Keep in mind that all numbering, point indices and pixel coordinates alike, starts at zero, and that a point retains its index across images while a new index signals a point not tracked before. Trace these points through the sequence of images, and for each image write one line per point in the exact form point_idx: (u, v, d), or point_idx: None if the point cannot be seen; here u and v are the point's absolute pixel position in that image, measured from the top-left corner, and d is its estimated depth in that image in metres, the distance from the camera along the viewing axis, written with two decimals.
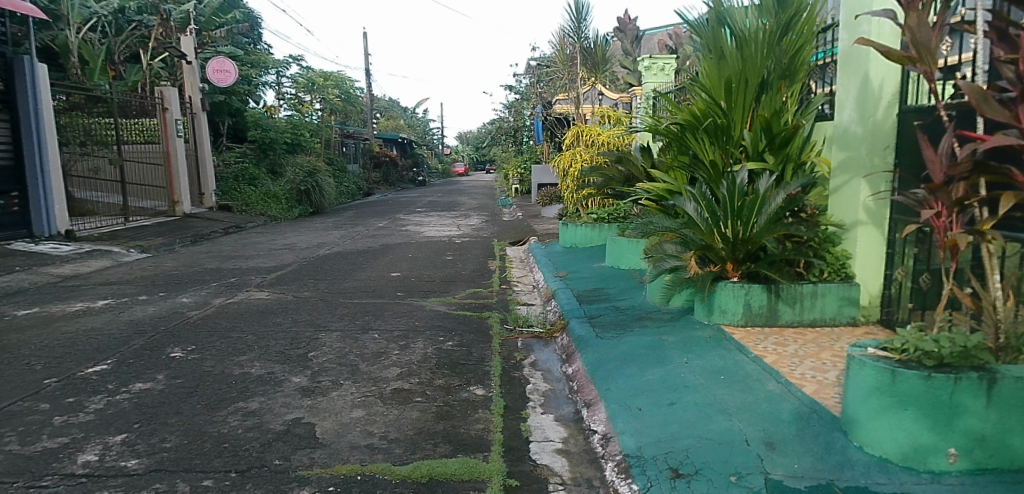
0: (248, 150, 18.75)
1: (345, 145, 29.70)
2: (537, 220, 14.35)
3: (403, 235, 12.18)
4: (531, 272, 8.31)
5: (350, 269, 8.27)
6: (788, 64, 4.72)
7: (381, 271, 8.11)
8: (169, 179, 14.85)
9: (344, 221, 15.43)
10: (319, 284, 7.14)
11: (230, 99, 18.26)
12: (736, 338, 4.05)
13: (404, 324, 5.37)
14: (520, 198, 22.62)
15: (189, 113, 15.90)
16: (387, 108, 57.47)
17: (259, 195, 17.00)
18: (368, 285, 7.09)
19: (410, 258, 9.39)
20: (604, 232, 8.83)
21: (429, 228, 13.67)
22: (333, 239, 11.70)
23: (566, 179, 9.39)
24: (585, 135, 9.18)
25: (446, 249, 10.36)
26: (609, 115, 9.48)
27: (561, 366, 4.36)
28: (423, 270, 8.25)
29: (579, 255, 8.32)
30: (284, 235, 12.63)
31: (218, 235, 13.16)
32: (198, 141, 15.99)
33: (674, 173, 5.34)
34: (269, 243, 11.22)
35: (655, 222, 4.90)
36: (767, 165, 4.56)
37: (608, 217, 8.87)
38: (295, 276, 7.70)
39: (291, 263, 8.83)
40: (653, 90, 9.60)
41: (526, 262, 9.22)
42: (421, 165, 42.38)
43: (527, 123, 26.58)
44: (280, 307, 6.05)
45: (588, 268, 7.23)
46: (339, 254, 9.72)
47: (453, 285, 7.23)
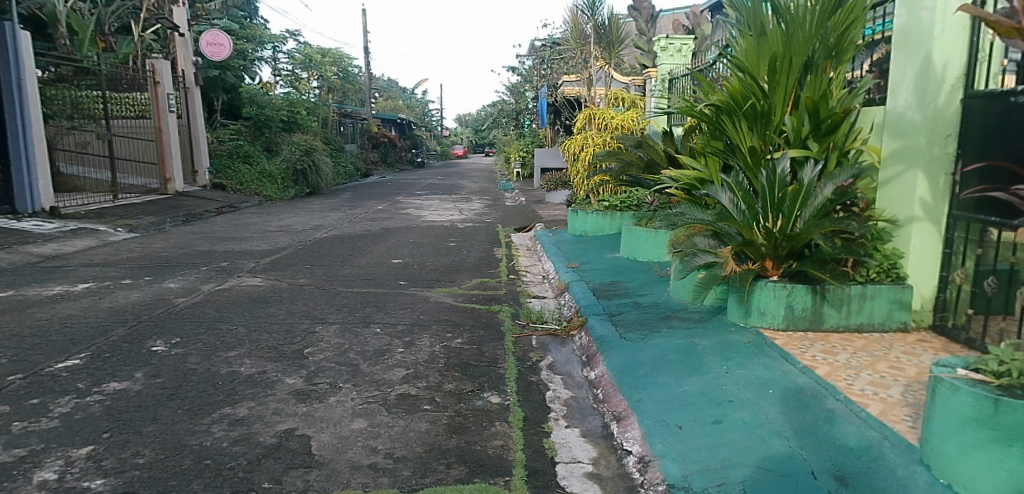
0: (243, 127, 18.20)
1: (343, 124, 29.10)
2: (541, 206, 13.92)
3: (403, 219, 11.74)
4: (539, 261, 7.90)
5: (348, 254, 7.85)
6: (836, 42, 4.26)
7: (381, 257, 7.68)
8: (160, 155, 14.30)
9: (342, 203, 14.97)
10: (315, 270, 6.72)
11: (224, 75, 17.76)
12: (778, 344, 3.67)
13: (408, 317, 4.97)
14: (521, 182, 22.16)
15: (182, 88, 15.32)
16: (386, 88, 56.61)
17: (254, 174, 16.52)
18: (368, 273, 6.68)
19: (411, 244, 8.96)
20: (617, 221, 8.43)
21: (429, 212, 13.23)
22: (331, 221, 11.25)
23: (576, 164, 8.94)
24: (597, 117, 8.72)
25: (448, 235, 9.93)
26: (623, 98, 9.00)
27: (582, 369, 3.96)
28: (425, 256, 7.83)
29: (590, 244, 7.92)
30: (280, 216, 12.18)
31: (211, 214, 12.70)
32: (192, 116, 15.46)
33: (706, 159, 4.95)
34: (264, 225, 10.78)
35: (685, 212, 4.51)
36: (812, 153, 4.16)
37: (620, 205, 8.47)
38: (290, 260, 7.28)
39: (286, 247, 8.40)
40: (669, 72, 9.12)
41: (533, 250, 8.82)
42: (420, 147, 41.73)
43: (530, 106, 26.06)
44: (274, 295, 5.64)
45: (602, 259, 6.83)
46: (336, 238, 9.29)
47: (458, 274, 6.83)
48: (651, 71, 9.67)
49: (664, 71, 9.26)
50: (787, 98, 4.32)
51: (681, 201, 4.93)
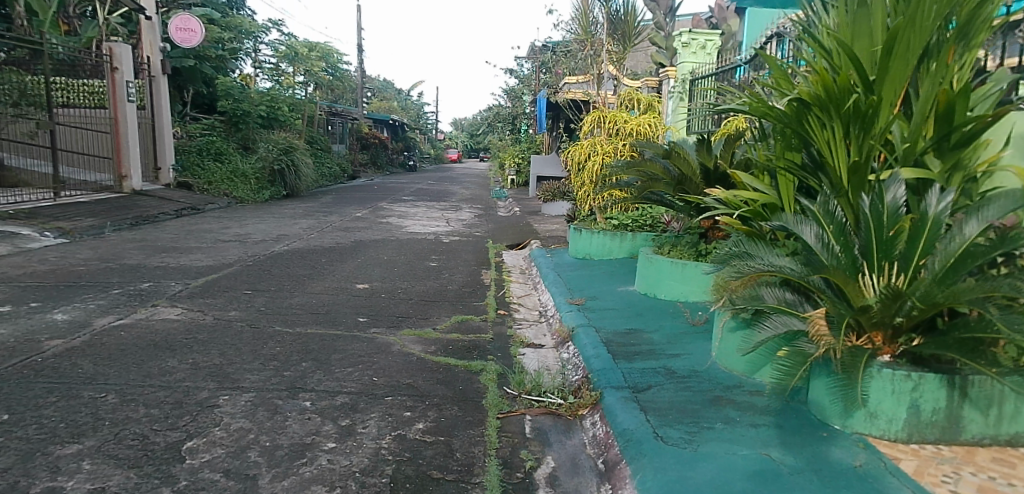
0: (217, 121, 16.82)
1: (331, 123, 27.82)
2: (537, 218, 12.61)
3: (381, 230, 10.39)
4: (535, 289, 6.60)
5: (304, 276, 6.50)
6: (968, 21, 2.95)
7: (342, 281, 6.33)
8: (116, 149, 12.82)
9: (319, 208, 13.63)
10: (255, 299, 5.37)
11: (200, 65, 16.45)
12: (907, 472, 2.36)
13: (357, 379, 3.63)
14: (516, 190, 20.88)
15: (146, 76, 13.86)
16: (381, 89, 55.33)
17: (225, 173, 15.14)
18: (321, 305, 5.33)
19: (385, 262, 7.62)
20: (627, 242, 7.16)
21: (413, 221, 11.89)
22: (299, 229, 9.91)
23: (581, 174, 7.64)
24: (608, 121, 7.44)
25: (430, 252, 8.59)
26: (638, 99, 7.67)
27: (599, 488, 2.64)
28: (397, 281, 6.49)
29: (595, 271, 6.64)
30: (243, 221, 10.81)
31: (167, 217, 11.32)
32: (156, 108, 14.02)
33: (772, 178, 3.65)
34: (219, 232, 9.42)
35: (747, 252, 3.21)
36: (936, 178, 2.88)
37: (632, 224, 7.23)
38: (229, 283, 5.93)
39: (234, 262, 7.04)
40: (692, 71, 7.85)
41: (528, 274, 7.51)
42: (412, 149, 40.44)
43: (528, 110, 24.92)
44: (186, 337, 4.29)
45: (613, 295, 5.56)
46: (298, 253, 7.94)
47: (435, 308, 5.49)
48: (668, 69, 8.37)
49: (686, 71, 8.04)
50: (897, 96, 3.02)
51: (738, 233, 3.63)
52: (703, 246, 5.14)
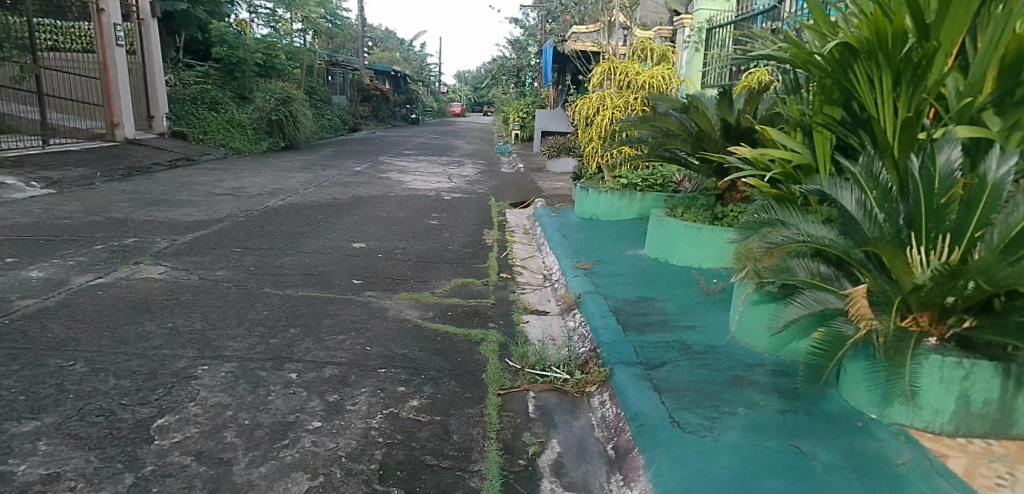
0: (212, 69, 16.24)
1: (331, 74, 27.06)
2: (541, 175, 12.23)
3: (380, 185, 10.04)
4: (539, 251, 6.30)
5: (298, 233, 6.21)
6: None
7: (338, 239, 6.03)
8: (106, 95, 12.31)
9: (317, 161, 13.23)
10: (244, 258, 5.09)
11: (193, 9, 15.80)
12: (955, 471, 2.11)
13: (348, 348, 3.38)
14: (520, 146, 20.38)
15: (135, 19, 13.27)
16: (383, 39, 53.89)
17: (221, 122, 14.68)
18: (314, 265, 5.05)
19: (383, 219, 7.31)
20: (636, 203, 6.83)
21: (414, 177, 11.52)
22: (295, 183, 9.56)
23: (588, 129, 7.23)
24: (619, 72, 6.97)
25: (430, 209, 8.27)
26: (651, 49, 7.20)
27: (608, 477, 2.40)
28: (395, 240, 6.20)
29: (603, 233, 6.33)
30: (238, 174, 10.45)
31: (160, 168, 10.95)
32: (147, 52, 13.44)
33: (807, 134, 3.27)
34: (213, 185, 9.08)
35: (777, 218, 2.88)
36: (997, 137, 2.51)
37: (642, 183, 6.89)
38: (218, 240, 5.64)
39: (225, 218, 6.73)
40: (710, 19, 7.35)
41: (531, 234, 7.21)
42: (415, 102, 39.59)
43: (533, 62, 24.15)
44: (168, 299, 4.02)
45: (622, 259, 5.26)
46: (293, 208, 7.63)
47: (434, 271, 5.20)
48: (682, 16, 7.87)
49: (702, 19, 7.56)
50: (955, 41, 2.60)
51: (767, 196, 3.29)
52: (719, 208, 4.81)
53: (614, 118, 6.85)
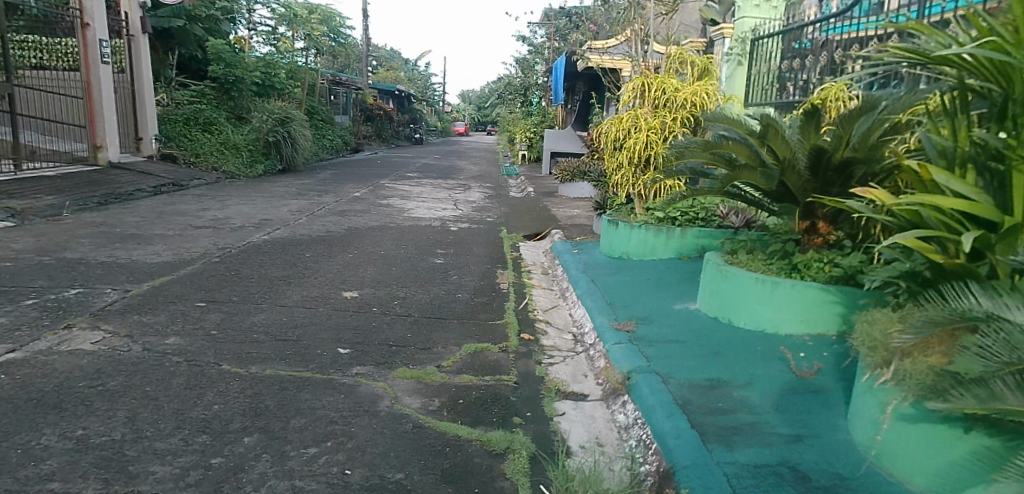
0: (207, 87, 15.43)
1: (332, 93, 26.31)
2: (555, 201, 11.28)
3: (379, 214, 9.11)
4: (563, 298, 5.33)
5: (281, 278, 5.23)
6: None
7: (325, 286, 5.08)
8: (89, 115, 11.31)
9: (314, 185, 12.33)
10: (207, 317, 4.13)
11: (191, 26, 15.11)
12: None
13: (324, 474, 2.40)
14: (528, 167, 19.48)
15: (125, 35, 12.35)
16: (387, 58, 53.45)
17: (214, 143, 13.69)
18: (292, 326, 4.09)
19: (382, 257, 6.36)
20: (675, 238, 5.86)
21: (417, 203, 10.59)
22: (286, 213, 8.62)
23: (617, 154, 6.27)
24: (654, 88, 6.03)
25: (435, 243, 7.32)
26: (691, 60, 6.26)
27: None
28: (395, 286, 5.23)
29: (639, 278, 5.36)
30: (225, 201, 9.52)
31: (142, 195, 9.99)
32: (137, 70, 12.50)
33: (978, 169, 2.30)
34: (194, 214, 8.17)
35: (986, 313, 1.95)
36: None
37: (680, 216, 5.93)
38: (181, 290, 4.68)
39: (198, 258, 5.77)
40: (756, 30, 6.59)
41: (552, 275, 6.25)
42: (418, 121, 38.91)
43: (541, 80, 23.41)
44: (92, 385, 3.03)
45: (669, 316, 4.29)
46: (279, 243, 6.67)
47: (441, 332, 4.22)
48: (721, 25, 7.05)
49: (745, 28, 6.72)
50: None
51: (931, 262, 2.33)
52: (798, 257, 3.87)
53: (649, 141, 5.96)
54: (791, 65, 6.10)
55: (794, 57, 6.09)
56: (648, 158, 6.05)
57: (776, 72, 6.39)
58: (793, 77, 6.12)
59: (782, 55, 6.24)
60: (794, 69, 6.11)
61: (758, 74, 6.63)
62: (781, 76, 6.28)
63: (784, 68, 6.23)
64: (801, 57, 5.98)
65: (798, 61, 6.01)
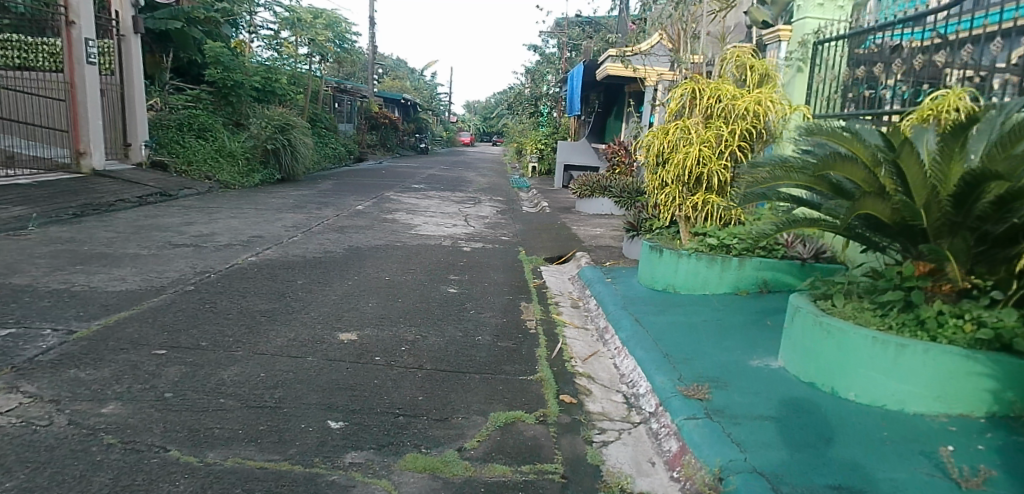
0: (204, 92, 14.62)
1: (336, 100, 25.59)
2: (574, 218, 10.39)
3: (383, 231, 8.24)
4: (603, 343, 4.44)
5: (263, 314, 4.33)
6: None
7: (317, 325, 4.20)
8: (72, 119, 10.44)
9: (313, 196, 11.47)
10: (163, 373, 3.24)
11: (189, 29, 14.45)
12: None
13: None
14: (538, 180, 18.65)
15: (115, 35, 11.57)
16: (393, 68, 52.92)
17: (210, 151, 12.86)
18: (270, 386, 3.20)
19: (386, 286, 5.48)
20: (731, 270, 4.99)
21: (424, 219, 9.71)
22: (280, 229, 7.74)
23: (662, 170, 5.41)
24: (708, 93, 5.17)
25: (446, 267, 6.44)
26: (751, 62, 5.31)
27: None
28: (401, 325, 4.35)
29: (695, 321, 4.49)
30: (213, 214, 8.65)
31: (124, 205, 9.14)
32: (127, 72, 11.71)
33: None
34: (177, 229, 7.31)
35: None
36: None
37: (737, 244, 5.05)
38: (139, 331, 3.79)
39: (169, 285, 4.90)
40: (819, 32, 5.77)
41: (584, 309, 5.35)
42: (423, 132, 38.18)
43: (552, 91, 22.66)
44: None
45: (747, 378, 3.42)
46: (268, 267, 5.78)
47: (460, 394, 3.32)
48: (778, 26, 6.23)
49: (806, 30, 5.90)
50: None
51: None
52: (925, 310, 3.01)
53: (702, 156, 5.11)
54: (860, 73, 5.29)
55: (863, 64, 5.29)
56: (699, 175, 5.22)
57: (841, 81, 5.57)
58: (862, 86, 5.31)
59: (848, 62, 5.43)
60: (868, 77, 5.26)
61: (822, 81, 5.80)
62: (847, 84, 5.47)
63: (851, 76, 5.42)
64: (874, 62, 5.18)
65: (871, 67, 5.21)
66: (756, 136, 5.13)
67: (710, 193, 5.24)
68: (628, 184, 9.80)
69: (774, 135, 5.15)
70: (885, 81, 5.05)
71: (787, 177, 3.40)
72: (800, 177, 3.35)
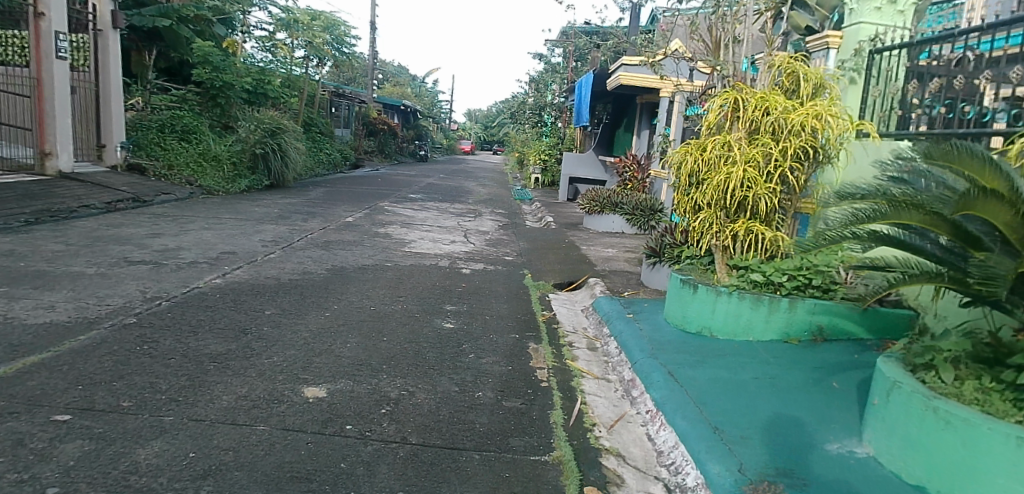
0: (190, 93, 13.85)
1: (334, 104, 24.82)
2: (582, 236, 9.58)
3: (373, 248, 7.41)
4: (630, 403, 3.64)
5: (212, 359, 3.50)
6: None
7: (277, 376, 3.36)
8: (39, 117, 9.67)
9: (301, 205, 10.65)
10: (55, 453, 2.41)
11: (179, 27, 13.67)
12: None
13: None
14: (541, 192, 17.86)
15: (90, 30, 10.80)
16: (394, 74, 52.29)
17: (193, 154, 12.08)
18: (196, 476, 2.36)
19: (369, 318, 4.64)
20: (780, 313, 4.21)
21: (419, 234, 8.89)
22: (256, 243, 6.92)
23: (696, 193, 4.61)
24: (753, 104, 4.38)
25: (441, 294, 5.61)
26: (801, 70, 4.49)
27: None
28: (383, 376, 3.51)
29: (741, 378, 3.70)
30: (186, 224, 7.82)
31: (89, 211, 8.32)
32: (104, 70, 10.99)
33: None
34: (138, 242, 6.47)
35: None
36: None
37: (789, 284, 4.25)
38: (43, 386, 2.97)
39: (106, 316, 4.07)
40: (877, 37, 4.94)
41: (601, 353, 4.54)
42: (423, 138, 37.49)
43: (558, 100, 21.91)
44: None
45: (828, 471, 2.65)
46: (233, 291, 4.95)
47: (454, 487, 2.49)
48: (827, 32, 5.39)
49: (861, 36, 5.09)
50: None
51: None
52: None
53: (748, 179, 4.30)
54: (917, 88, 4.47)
55: (921, 78, 4.46)
56: (742, 201, 4.42)
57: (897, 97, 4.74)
58: (921, 103, 4.47)
59: (907, 74, 4.60)
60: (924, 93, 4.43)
61: (877, 96, 4.93)
62: (906, 100, 4.63)
63: (909, 91, 4.59)
64: (932, 75, 4.35)
65: (929, 81, 4.38)
66: (810, 156, 4.35)
67: (753, 220, 4.46)
68: (640, 199, 9.75)
69: (831, 155, 4.36)
70: (947, 96, 4.22)
71: (893, 214, 2.67)
72: (910, 216, 2.62)
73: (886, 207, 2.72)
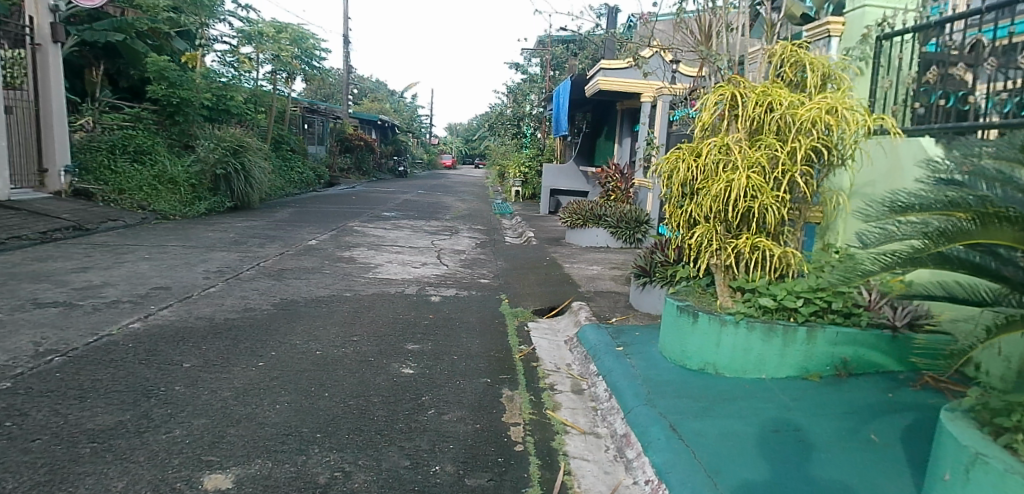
0: (145, 111, 13.04)
1: (307, 121, 24.09)
2: (564, 252, 8.92)
3: (332, 275, 6.67)
4: (623, 470, 2.94)
5: (93, 438, 2.75)
6: None
7: (172, 460, 2.62)
8: None
9: (261, 229, 9.88)
10: None
11: (132, 43, 12.90)
12: None
13: None
14: (522, 205, 17.19)
15: (27, 45, 10.02)
16: (372, 89, 51.64)
17: (147, 177, 11.29)
18: None
19: (313, 366, 3.90)
20: (798, 346, 3.55)
21: (387, 256, 8.16)
22: (199, 275, 6.15)
23: (691, 206, 3.92)
24: (755, 100, 3.72)
25: (403, 330, 4.88)
26: (807, 58, 3.86)
27: None
28: (312, 452, 2.78)
29: (760, 432, 3.01)
30: (123, 255, 7.02)
31: (17, 243, 7.49)
32: (43, 90, 10.22)
33: None
34: (59, 279, 5.68)
35: None
36: None
37: (806, 309, 3.57)
38: None
39: None
40: (886, 21, 4.29)
41: (587, 398, 3.83)
42: (402, 153, 36.82)
43: (538, 110, 21.36)
44: None
45: None
46: (153, 337, 4.20)
47: None
48: (828, 18, 4.75)
49: (866, 21, 4.43)
50: None
51: None
52: None
53: (754, 187, 3.63)
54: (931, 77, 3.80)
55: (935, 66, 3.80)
56: (746, 212, 3.75)
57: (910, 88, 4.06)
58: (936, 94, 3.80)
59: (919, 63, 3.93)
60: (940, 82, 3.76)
61: (888, 88, 4.25)
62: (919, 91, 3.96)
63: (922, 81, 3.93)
64: (950, 62, 3.68)
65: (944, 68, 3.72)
66: (823, 160, 3.72)
67: (759, 235, 3.79)
68: (624, 210, 9.14)
69: (846, 156, 3.73)
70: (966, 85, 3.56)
71: (979, 231, 2.13)
72: (1002, 232, 2.09)
73: (964, 224, 2.18)
